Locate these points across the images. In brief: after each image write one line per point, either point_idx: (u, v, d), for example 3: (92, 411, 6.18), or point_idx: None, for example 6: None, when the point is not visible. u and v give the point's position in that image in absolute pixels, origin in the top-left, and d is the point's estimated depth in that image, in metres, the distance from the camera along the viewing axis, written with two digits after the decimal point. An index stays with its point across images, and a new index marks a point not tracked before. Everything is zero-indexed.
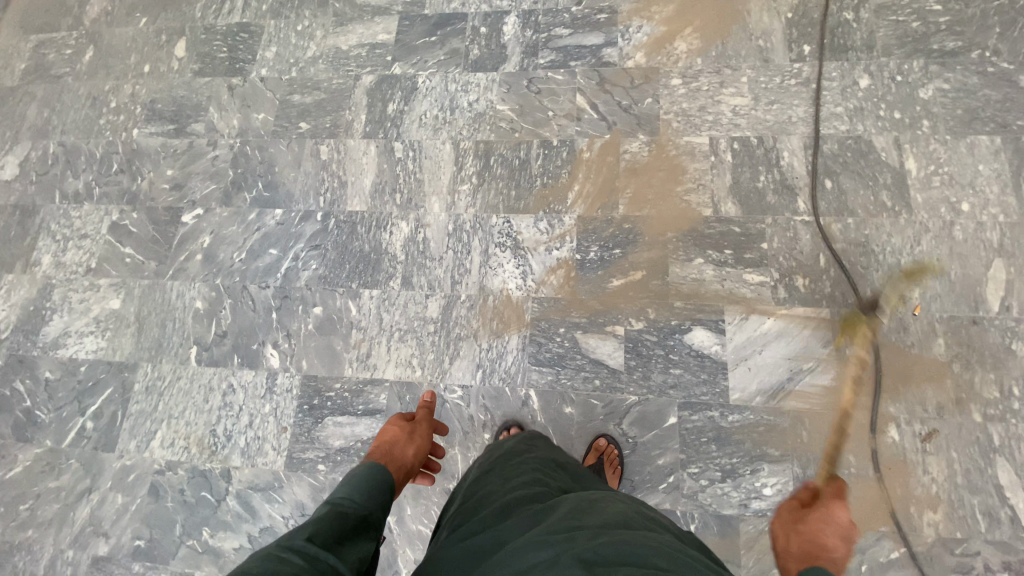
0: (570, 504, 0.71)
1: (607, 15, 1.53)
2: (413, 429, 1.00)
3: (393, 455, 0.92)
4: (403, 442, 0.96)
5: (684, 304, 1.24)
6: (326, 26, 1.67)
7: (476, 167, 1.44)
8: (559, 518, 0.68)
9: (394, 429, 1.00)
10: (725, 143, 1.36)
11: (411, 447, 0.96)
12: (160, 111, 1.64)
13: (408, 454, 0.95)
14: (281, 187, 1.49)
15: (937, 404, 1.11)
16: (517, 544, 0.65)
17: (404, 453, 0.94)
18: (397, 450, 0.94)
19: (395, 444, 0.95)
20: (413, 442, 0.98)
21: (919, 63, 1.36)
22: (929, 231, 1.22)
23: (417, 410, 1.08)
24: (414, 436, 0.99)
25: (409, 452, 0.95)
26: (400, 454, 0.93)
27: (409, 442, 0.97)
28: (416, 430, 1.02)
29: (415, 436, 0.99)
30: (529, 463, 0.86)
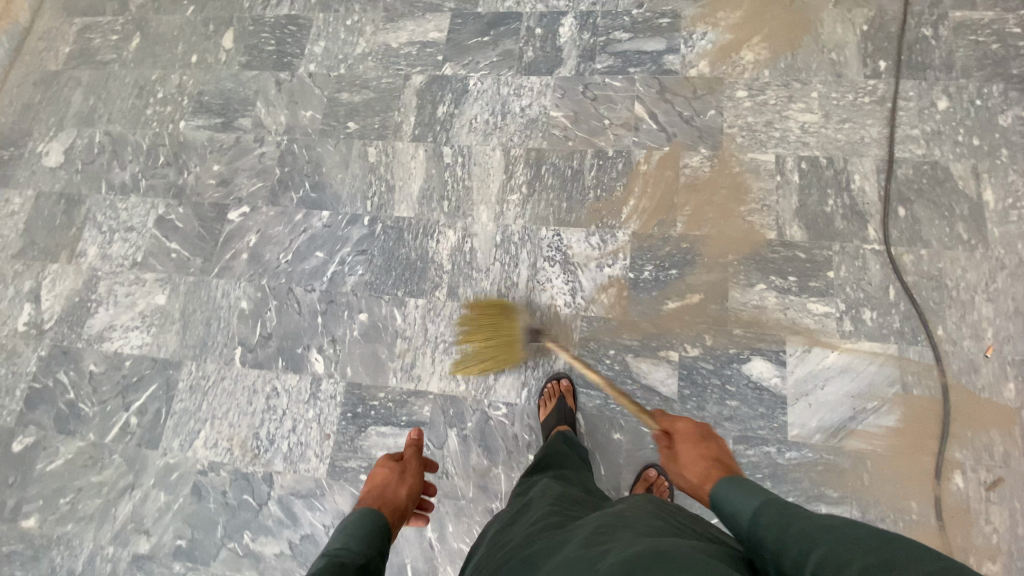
0: (601, 527, 0.72)
1: (670, 19, 1.46)
2: (403, 468, 1.01)
3: (386, 498, 0.93)
4: (394, 483, 0.97)
5: (743, 332, 1.20)
6: (375, 21, 1.63)
7: (527, 176, 1.40)
8: (588, 538, 0.69)
9: (383, 472, 1.00)
10: (792, 163, 1.29)
11: (403, 487, 0.97)
12: (207, 104, 1.62)
13: (402, 495, 0.95)
14: (328, 189, 1.47)
15: (1005, 452, 1.06)
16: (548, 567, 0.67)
17: (397, 493, 0.95)
18: (389, 492, 0.95)
19: (386, 486, 0.96)
20: (405, 482, 0.99)
21: (1006, 84, 1.27)
22: (1008, 267, 1.15)
23: (405, 448, 1.08)
24: (405, 475, 1.00)
25: (402, 493, 0.96)
26: (393, 495, 0.94)
27: (400, 482, 0.98)
28: (407, 468, 1.02)
29: (407, 475, 1.01)
30: (559, 494, 0.88)
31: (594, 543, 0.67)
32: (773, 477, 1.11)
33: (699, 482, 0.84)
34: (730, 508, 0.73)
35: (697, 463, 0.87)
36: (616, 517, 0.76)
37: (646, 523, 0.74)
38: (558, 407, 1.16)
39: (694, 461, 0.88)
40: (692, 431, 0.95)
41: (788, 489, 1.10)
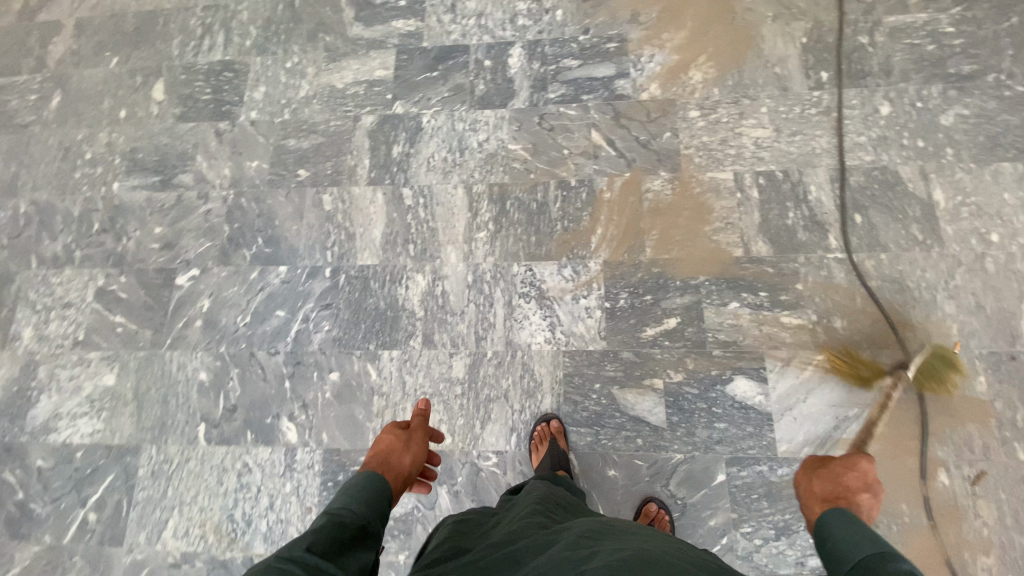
0: (588, 531, 0.74)
1: (617, 44, 1.47)
2: (409, 436, 0.93)
3: (389, 465, 0.87)
4: (399, 450, 0.90)
5: (722, 352, 1.20)
6: (317, 62, 1.57)
7: (492, 212, 1.37)
8: (577, 541, 0.71)
9: (389, 437, 0.93)
10: (750, 178, 1.32)
11: (408, 455, 0.90)
12: (142, 162, 1.52)
13: (405, 462, 0.89)
14: (283, 242, 1.40)
15: (983, 444, 1.10)
16: (536, 565, 0.68)
17: (400, 461, 0.88)
18: (393, 459, 0.88)
19: (390, 453, 0.89)
20: (409, 450, 0.92)
21: (938, 88, 1.34)
22: (961, 264, 1.21)
23: (413, 414, 1.00)
24: (410, 444, 0.92)
25: (405, 461, 0.89)
26: (397, 462, 0.88)
27: (405, 450, 0.91)
28: (412, 437, 0.95)
29: (412, 444, 0.93)
30: (544, 499, 0.90)
31: (584, 547, 0.69)
32: (768, 496, 1.12)
33: (819, 499, 0.75)
34: (837, 546, 0.64)
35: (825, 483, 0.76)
36: (601, 523, 0.78)
37: (631, 529, 0.76)
38: (550, 454, 1.13)
39: (832, 481, 0.76)
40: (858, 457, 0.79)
41: (784, 506, 1.11)
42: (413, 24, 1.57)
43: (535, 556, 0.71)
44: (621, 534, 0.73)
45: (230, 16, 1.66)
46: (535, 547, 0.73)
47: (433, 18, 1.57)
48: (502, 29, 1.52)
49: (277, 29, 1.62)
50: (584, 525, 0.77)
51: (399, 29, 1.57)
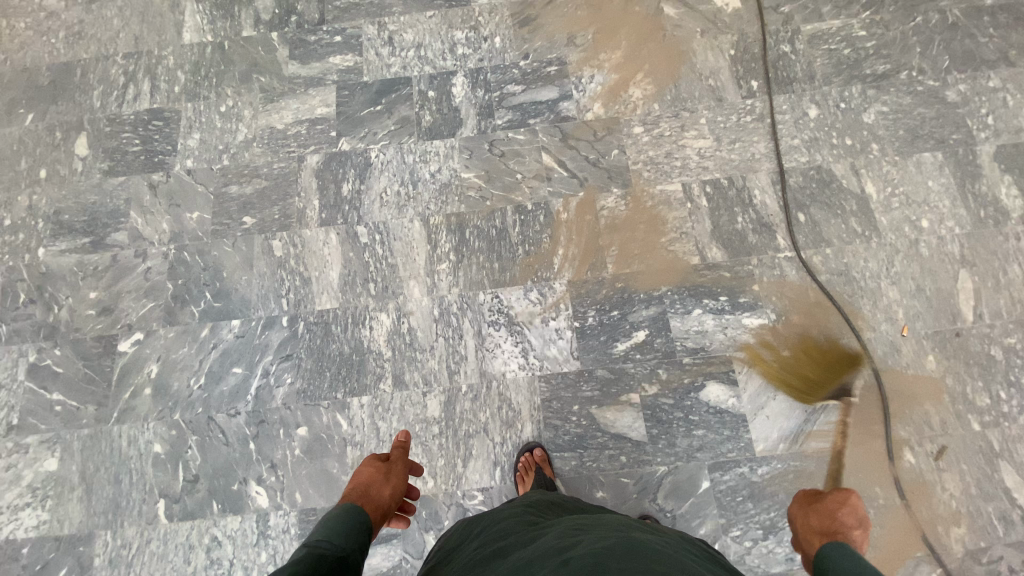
0: (573, 524, 0.72)
1: (557, 67, 1.50)
2: (388, 468, 0.94)
3: (368, 497, 0.87)
4: (378, 482, 0.91)
5: (691, 359, 1.22)
6: (254, 103, 1.51)
7: (452, 242, 1.35)
8: (564, 534, 0.69)
9: (368, 471, 0.93)
10: (698, 188, 1.36)
11: (387, 487, 0.91)
12: (69, 223, 1.42)
13: (385, 494, 0.89)
14: (233, 295, 1.33)
15: (941, 420, 1.17)
16: (519, 556, 0.67)
17: (380, 494, 0.89)
18: (372, 491, 0.89)
19: (370, 486, 0.90)
20: (389, 482, 0.93)
21: (857, 88, 1.43)
22: (899, 251, 1.28)
23: (392, 448, 1.01)
24: (390, 475, 0.93)
25: (385, 493, 0.90)
26: (376, 495, 0.88)
27: (385, 481, 0.92)
28: (392, 469, 0.96)
29: (392, 475, 0.94)
30: (535, 499, 0.88)
31: (568, 539, 0.67)
32: (752, 497, 1.14)
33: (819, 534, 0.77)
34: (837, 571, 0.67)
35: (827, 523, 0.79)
36: (588, 517, 0.76)
37: (615, 521, 0.74)
38: (537, 481, 1.11)
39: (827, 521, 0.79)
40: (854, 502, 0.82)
41: (768, 505, 1.13)
42: (351, 59, 1.55)
43: (519, 548, 0.69)
44: (608, 527, 0.71)
45: (155, 62, 1.58)
46: (523, 541, 0.71)
47: (371, 52, 1.55)
48: (442, 59, 1.53)
49: (207, 72, 1.56)
50: (571, 520, 0.75)
51: (337, 65, 1.54)
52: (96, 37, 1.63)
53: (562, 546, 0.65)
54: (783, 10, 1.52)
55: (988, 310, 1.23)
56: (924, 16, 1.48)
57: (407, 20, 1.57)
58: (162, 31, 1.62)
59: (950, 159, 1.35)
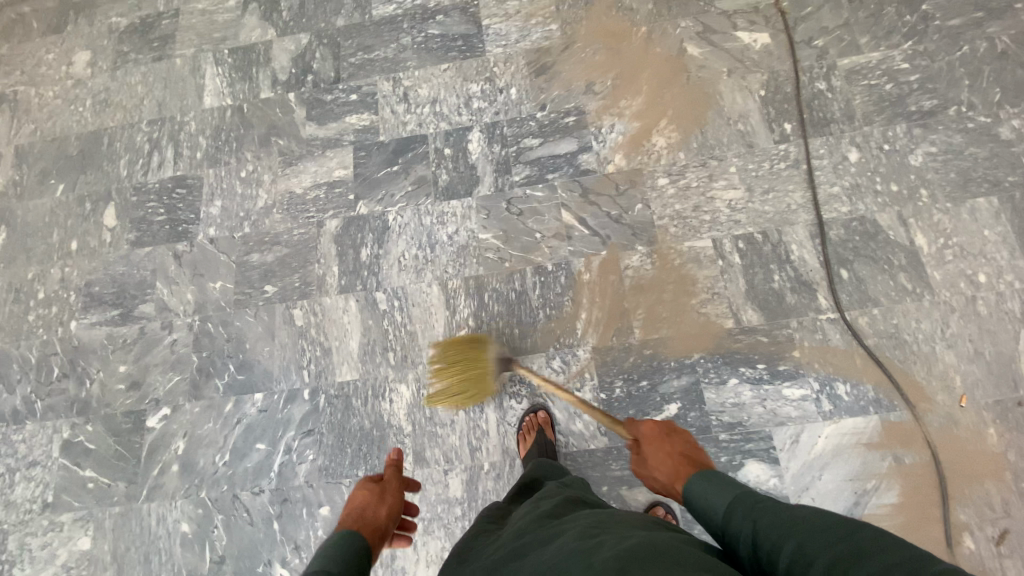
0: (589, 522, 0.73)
1: (575, 117, 1.45)
2: (382, 489, 0.91)
3: (367, 518, 0.84)
4: (374, 503, 0.88)
5: (729, 435, 1.15)
6: (273, 168, 1.52)
7: (471, 307, 1.32)
8: (582, 535, 0.69)
9: (362, 493, 0.89)
10: (729, 244, 1.28)
11: (383, 507, 0.87)
12: (99, 295, 1.45)
13: (381, 515, 0.86)
14: (255, 367, 1.33)
15: (1005, 503, 1.06)
16: (540, 558, 0.68)
17: (376, 515, 0.85)
18: (369, 512, 0.85)
19: (366, 507, 0.86)
20: (385, 502, 0.89)
21: (902, 127, 1.32)
22: (955, 310, 1.17)
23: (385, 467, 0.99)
24: (385, 496, 0.90)
25: (382, 513, 0.87)
26: (373, 516, 0.85)
27: (379, 502, 0.88)
28: (387, 488, 0.93)
29: (387, 495, 0.91)
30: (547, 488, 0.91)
31: (589, 541, 0.67)
32: None
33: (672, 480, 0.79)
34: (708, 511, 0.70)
35: (665, 463, 0.81)
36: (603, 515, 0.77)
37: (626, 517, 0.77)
38: (538, 442, 1.14)
39: (661, 462, 0.82)
40: (653, 432, 0.87)
41: None
42: (367, 117, 1.54)
43: (539, 550, 0.70)
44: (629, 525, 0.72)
45: (178, 129, 1.61)
46: (540, 541, 0.72)
47: (387, 110, 1.53)
48: (458, 114, 1.50)
49: (228, 136, 1.58)
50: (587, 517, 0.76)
51: (353, 124, 1.53)
52: (122, 105, 1.67)
53: (585, 545, 0.65)
54: (816, 44, 1.43)
55: None
56: (975, 42, 1.37)
57: (422, 74, 1.55)
58: (185, 96, 1.65)
59: (1010, 204, 1.23)
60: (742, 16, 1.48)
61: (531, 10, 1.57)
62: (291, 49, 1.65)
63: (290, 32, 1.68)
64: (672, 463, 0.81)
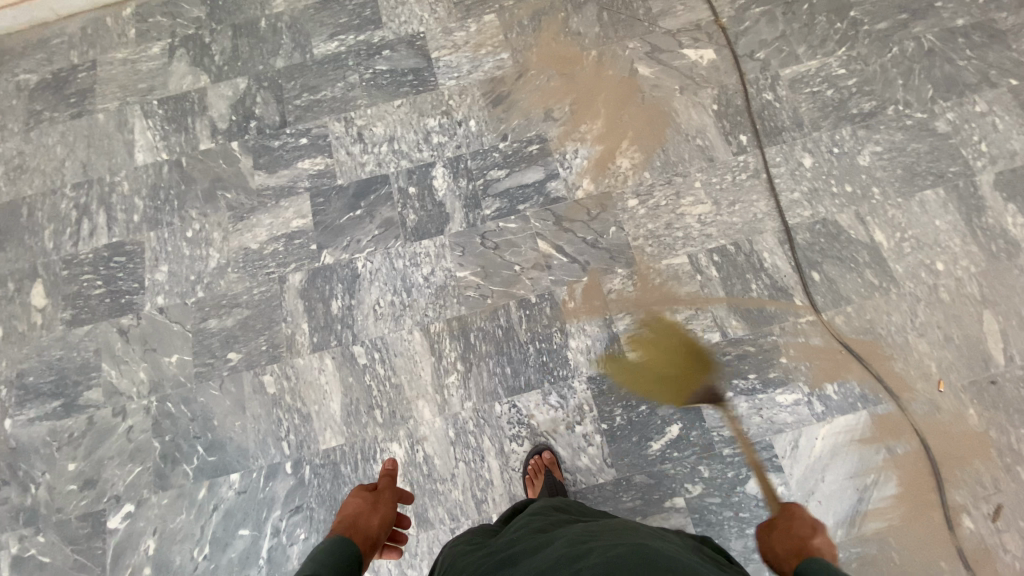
0: (580, 534, 0.73)
1: (538, 145, 1.44)
2: (375, 498, 0.96)
3: (358, 527, 0.89)
4: (367, 512, 0.93)
5: (732, 450, 1.16)
6: (222, 224, 1.41)
7: (457, 350, 1.26)
8: (572, 545, 0.69)
9: (357, 501, 0.95)
10: (705, 258, 1.30)
11: (376, 517, 0.93)
12: (36, 386, 1.29)
13: (374, 524, 0.91)
14: (228, 445, 1.22)
15: (991, 476, 1.12)
16: (529, 563, 0.68)
17: (369, 523, 0.91)
18: (361, 521, 0.90)
19: (359, 516, 0.91)
20: (377, 511, 0.94)
21: (847, 130, 1.39)
22: (920, 299, 1.24)
23: (379, 478, 1.03)
24: (378, 504, 0.95)
25: (374, 522, 0.92)
26: (365, 525, 0.90)
27: (373, 511, 0.94)
28: (380, 498, 0.98)
29: (380, 505, 0.96)
30: (541, 505, 0.90)
31: (578, 548, 0.67)
32: None
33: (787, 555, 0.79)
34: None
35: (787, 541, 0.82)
36: (594, 527, 0.76)
37: (619, 527, 0.76)
38: (547, 484, 1.10)
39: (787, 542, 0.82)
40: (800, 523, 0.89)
41: None
42: (321, 161, 1.46)
43: (529, 557, 0.70)
44: (619, 535, 0.71)
45: (108, 190, 1.47)
46: (530, 549, 0.73)
47: (342, 152, 1.47)
48: (418, 150, 1.45)
49: (167, 195, 1.45)
50: (577, 529, 0.75)
51: (306, 170, 1.45)
52: (40, 168, 1.51)
53: (575, 553, 0.66)
54: (758, 57, 1.49)
55: (1020, 350, 1.20)
56: (900, 45, 1.47)
57: (375, 112, 1.50)
58: (113, 154, 1.51)
59: (953, 194, 1.32)
60: (686, 34, 1.53)
61: (479, 40, 1.55)
62: (229, 95, 1.55)
63: (225, 77, 1.58)
64: (796, 541, 0.82)
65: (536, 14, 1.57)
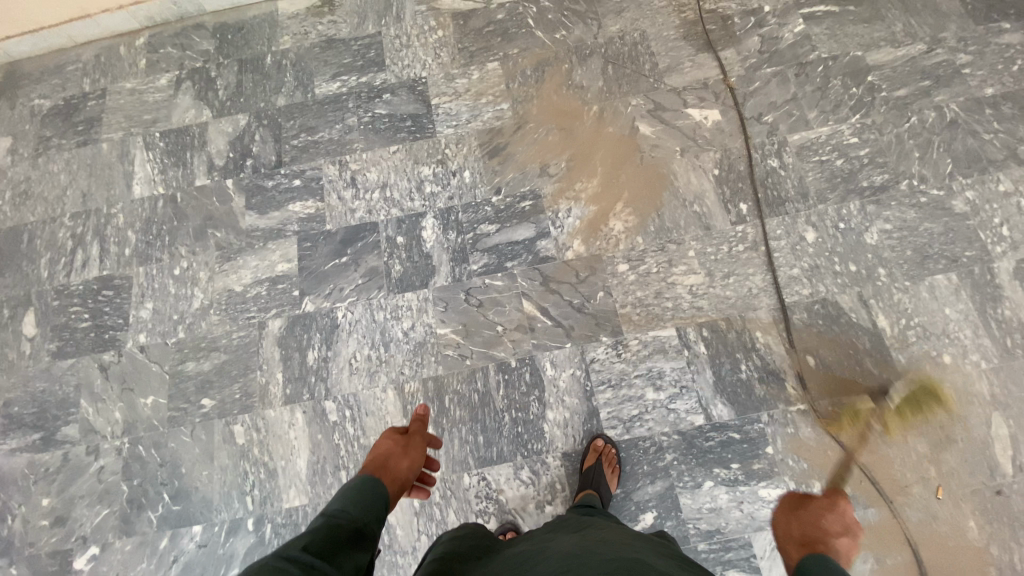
0: (577, 544, 0.71)
1: (531, 201, 1.40)
2: (406, 442, 0.93)
3: (387, 468, 0.86)
4: (397, 454, 0.90)
5: (708, 545, 1.10)
6: (210, 263, 1.41)
7: (430, 413, 1.23)
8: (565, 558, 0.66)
9: (387, 443, 0.92)
10: (694, 332, 1.25)
11: (406, 459, 0.89)
12: (15, 417, 1.30)
13: (403, 466, 0.88)
14: (193, 495, 1.20)
15: None
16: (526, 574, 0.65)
17: (399, 466, 0.88)
18: (391, 463, 0.88)
19: (388, 458, 0.89)
20: (408, 455, 0.91)
21: (856, 205, 1.33)
22: (922, 395, 1.16)
23: (412, 421, 1.00)
24: (408, 449, 0.92)
25: (404, 464, 0.89)
26: (394, 467, 0.87)
27: (403, 455, 0.90)
28: (411, 442, 0.94)
29: (410, 449, 0.92)
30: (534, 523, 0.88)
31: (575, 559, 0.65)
32: None
33: (796, 543, 0.77)
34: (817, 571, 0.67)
35: (796, 530, 0.80)
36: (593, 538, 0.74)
37: (610, 536, 0.75)
38: None
39: (803, 526, 0.81)
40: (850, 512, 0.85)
41: None
42: (312, 205, 1.45)
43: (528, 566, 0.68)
44: (611, 544, 0.70)
45: (104, 222, 1.48)
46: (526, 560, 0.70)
47: (335, 196, 1.45)
48: (410, 199, 1.43)
49: (160, 230, 1.46)
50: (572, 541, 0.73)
51: (297, 213, 1.44)
52: (42, 195, 1.53)
53: (571, 566, 0.63)
54: (766, 120, 1.43)
55: None
56: (918, 115, 1.39)
57: (370, 157, 1.48)
58: (112, 185, 1.53)
59: (966, 280, 1.24)
60: (692, 92, 1.48)
61: (481, 88, 1.53)
62: (229, 131, 1.56)
63: (227, 112, 1.58)
64: (813, 532, 0.79)
65: (540, 63, 1.55)
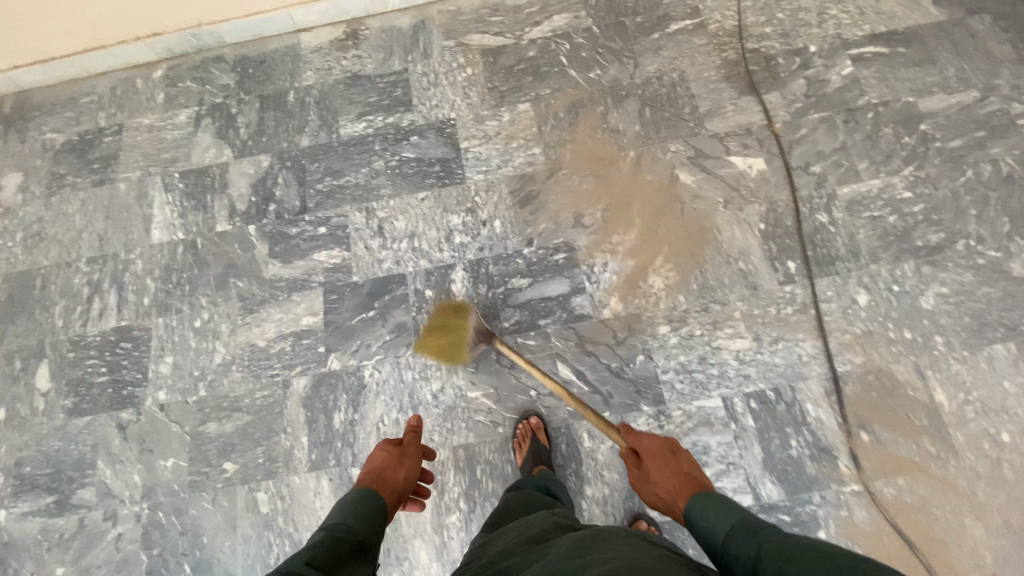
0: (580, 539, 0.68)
1: (566, 253, 1.34)
2: (403, 452, 0.93)
3: (384, 480, 0.86)
4: (393, 465, 0.90)
5: None
6: (231, 316, 1.36)
7: (461, 484, 1.18)
8: (568, 553, 0.63)
9: (383, 455, 0.92)
10: (741, 403, 1.18)
11: (402, 470, 0.89)
12: (31, 477, 1.26)
13: (400, 477, 0.88)
14: (215, 567, 1.16)
15: None
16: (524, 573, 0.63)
17: (395, 477, 0.88)
18: (388, 474, 0.88)
19: (385, 469, 0.88)
20: (403, 465, 0.91)
21: (910, 266, 1.26)
22: (983, 476, 1.10)
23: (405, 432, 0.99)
24: (404, 459, 0.92)
25: (400, 476, 0.89)
26: (391, 478, 0.87)
27: (399, 465, 0.90)
28: (407, 452, 0.94)
29: (406, 459, 0.92)
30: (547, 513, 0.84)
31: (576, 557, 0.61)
32: None
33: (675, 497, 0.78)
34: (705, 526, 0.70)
35: (668, 479, 0.81)
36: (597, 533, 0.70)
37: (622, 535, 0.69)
38: None
39: (665, 478, 0.81)
40: (660, 445, 0.87)
41: None
42: (338, 254, 1.40)
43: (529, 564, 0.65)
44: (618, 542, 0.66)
45: (122, 268, 1.43)
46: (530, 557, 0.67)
47: (361, 245, 1.40)
48: (439, 250, 1.37)
49: (179, 278, 1.41)
50: (570, 536, 0.69)
51: (322, 263, 1.39)
52: (58, 238, 1.49)
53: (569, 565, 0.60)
54: (814, 170, 1.36)
55: None
56: (974, 169, 1.32)
57: (397, 204, 1.43)
58: (129, 228, 1.48)
59: None
60: (735, 138, 1.41)
61: (511, 131, 1.47)
62: (251, 172, 1.51)
63: (249, 152, 1.53)
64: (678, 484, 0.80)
65: (574, 104, 1.48)
